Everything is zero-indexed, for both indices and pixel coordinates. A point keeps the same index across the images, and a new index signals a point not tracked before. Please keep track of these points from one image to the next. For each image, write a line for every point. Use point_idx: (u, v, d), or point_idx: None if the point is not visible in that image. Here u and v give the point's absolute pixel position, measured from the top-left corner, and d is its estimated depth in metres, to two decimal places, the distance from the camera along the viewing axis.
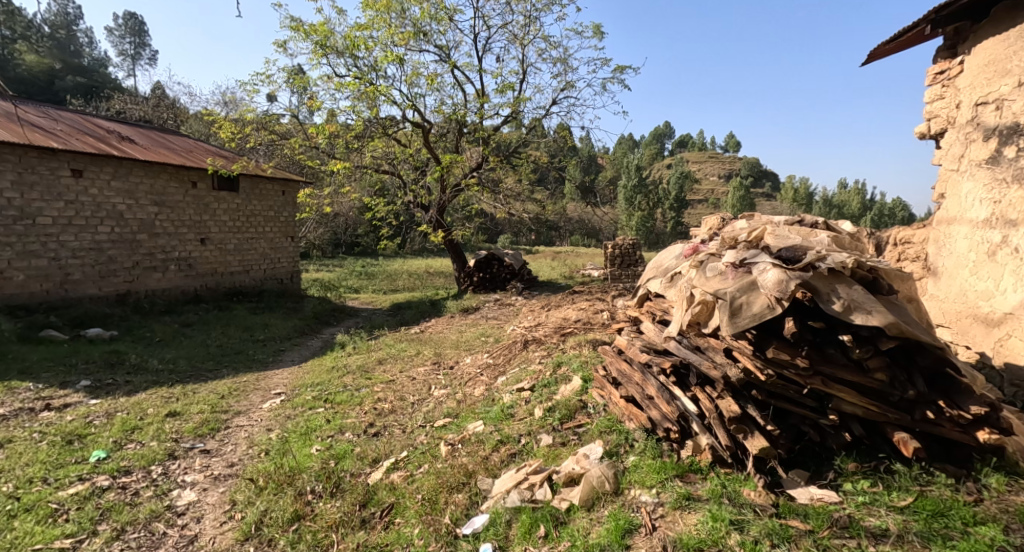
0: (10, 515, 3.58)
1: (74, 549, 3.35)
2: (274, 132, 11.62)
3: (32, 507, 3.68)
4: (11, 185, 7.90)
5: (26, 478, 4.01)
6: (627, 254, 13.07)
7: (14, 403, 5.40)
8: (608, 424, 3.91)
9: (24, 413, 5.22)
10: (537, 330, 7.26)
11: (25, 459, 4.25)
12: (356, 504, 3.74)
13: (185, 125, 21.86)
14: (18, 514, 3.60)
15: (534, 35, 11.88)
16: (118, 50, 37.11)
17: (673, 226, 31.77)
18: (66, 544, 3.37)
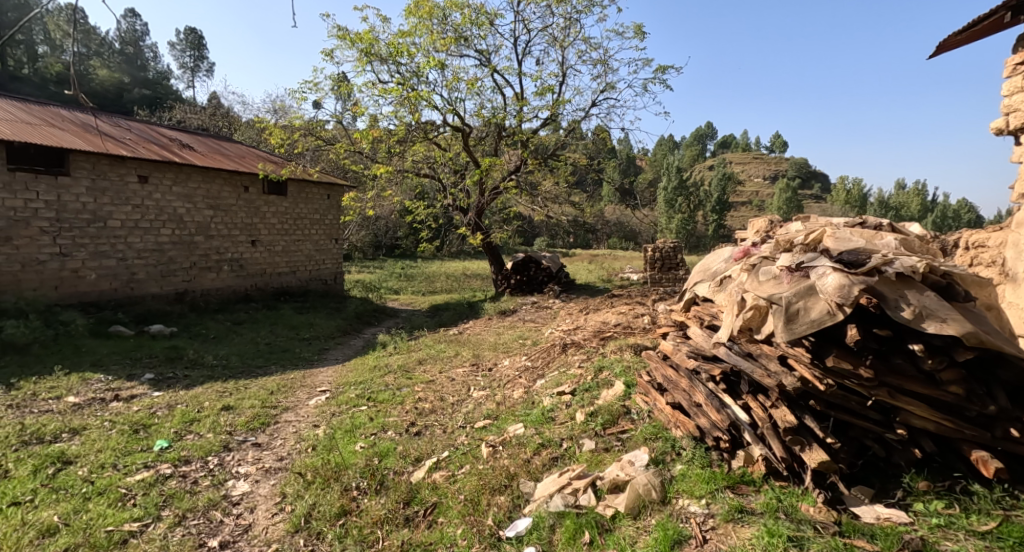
0: (85, 498, 3.79)
1: (140, 534, 3.50)
2: (320, 138, 11.93)
3: (104, 490, 3.88)
4: (86, 190, 8.40)
5: (98, 463, 4.24)
6: (668, 257, 12.81)
7: (87, 393, 5.74)
8: (654, 431, 3.84)
9: (96, 402, 5.53)
10: (576, 333, 7.21)
11: (96, 446, 4.49)
12: (400, 502, 3.78)
13: (239, 133, 22.83)
14: (92, 497, 3.80)
15: (574, 37, 11.85)
16: (178, 63, 39.15)
17: (715, 229, 31.01)
18: (134, 528, 3.53)
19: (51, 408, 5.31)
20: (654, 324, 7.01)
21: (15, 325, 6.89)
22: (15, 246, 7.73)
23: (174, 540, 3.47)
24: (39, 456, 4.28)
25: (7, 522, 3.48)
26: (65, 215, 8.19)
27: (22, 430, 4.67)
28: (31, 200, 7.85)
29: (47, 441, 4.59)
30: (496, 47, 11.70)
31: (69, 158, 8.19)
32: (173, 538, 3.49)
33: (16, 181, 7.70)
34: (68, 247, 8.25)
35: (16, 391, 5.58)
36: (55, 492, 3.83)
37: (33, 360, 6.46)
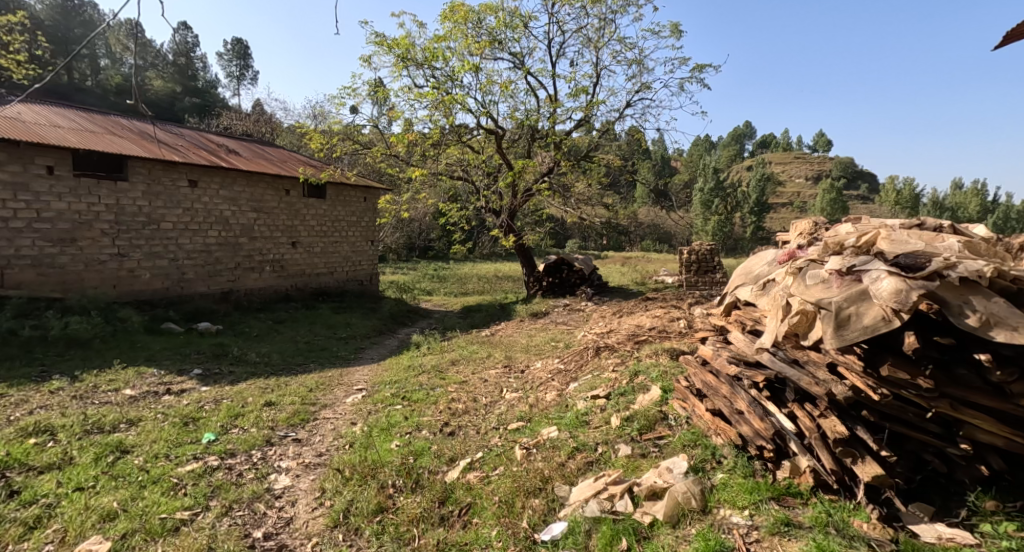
0: (141, 486, 3.94)
1: (191, 522, 3.61)
2: (357, 142, 12.15)
3: (158, 479, 4.03)
4: (142, 194, 8.78)
5: (152, 453, 4.40)
6: (704, 259, 12.53)
7: (142, 386, 5.98)
8: (692, 437, 3.75)
9: (150, 395, 5.76)
10: (609, 337, 7.11)
11: (150, 437, 4.67)
12: (435, 501, 3.79)
13: (281, 138, 23.52)
14: (147, 485, 3.95)
15: (609, 38, 11.75)
16: (225, 73, 40.64)
17: (753, 231, 30.19)
18: (185, 516, 3.64)
19: (109, 399, 5.55)
20: (690, 329, 6.85)
21: (79, 321, 7.25)
22: (78, 247, 8.14)
23: (221, 529, 3.56)
24: (100, 444, 4.47)
25: (71, 507, 3.64)
26: (123, 217, 8.58)
27: (84, 419, 4.89)
28: (93, 204, 8.25)
29: (106, 431, 4.80)
30: (531, 50, 11.69)
31: (127, 163, 8.58)
32: (220, 527, 3.59)
33: (80, 185, 8.10)
34: (125, 248, 8.64)
35: (78, 383, 5.86)
36: (113, 479, 3.99)
37: (92, 354, 6.77)
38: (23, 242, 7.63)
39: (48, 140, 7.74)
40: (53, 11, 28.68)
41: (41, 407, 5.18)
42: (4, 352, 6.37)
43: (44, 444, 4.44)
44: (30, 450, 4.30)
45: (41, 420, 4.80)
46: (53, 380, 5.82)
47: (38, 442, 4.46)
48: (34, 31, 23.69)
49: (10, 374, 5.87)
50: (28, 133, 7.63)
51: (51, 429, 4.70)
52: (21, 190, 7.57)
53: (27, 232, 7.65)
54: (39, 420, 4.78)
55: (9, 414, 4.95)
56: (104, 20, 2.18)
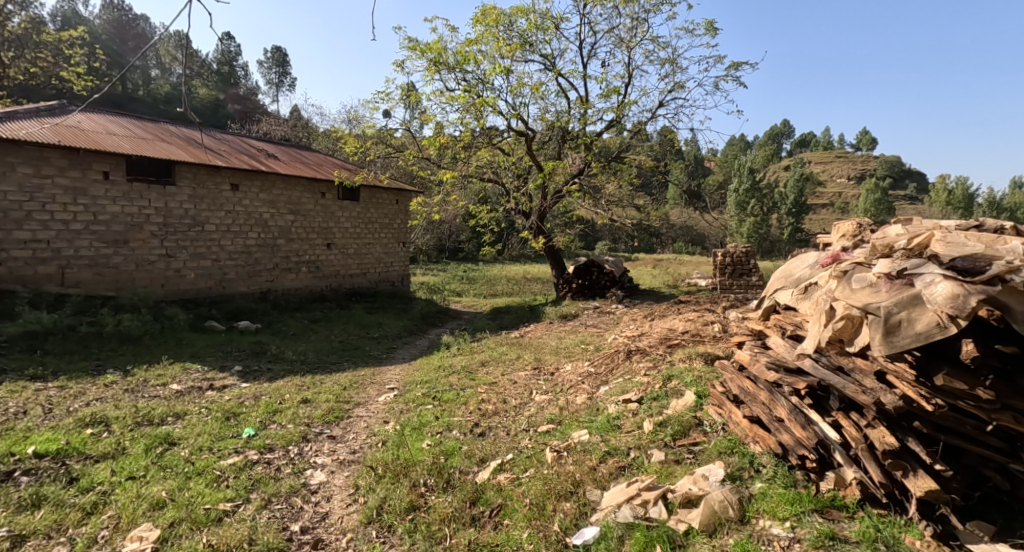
0: (187, 477, 4.06)
1: (233, 513, 3.70)
2: (390, 146, 12.32)
3: (202, 471, 4.14)
4: (188, 198, 9.08)
5: (197, 446, 4.53)
6: (739, 262, 12.24)
7: (186, 381, 6.18)
8: (729, 445, 3.64)
9: (194, 390, 5.94)
10: (641, 340, 7.01)
11: (195, 431, 4.81)
12: (466, 501, 3.79)
13: (316, 142, 24.06)
14: (193, 476, 4.07)
15: (642, 37, 11.60)
16: (265, 80, 41.83)
17: (791, 233, 29.36)
18: (228, 507, 3.74)
19: (157, 393, 5.75)
20: (725, 333, 6.69)
21: (130, 318, 7.55)
22: (130, 248, 8.47)
23: (261, 522, 3.63)
24: (150, 436, 4.63)
25: (124, 494, 3.78)
26: (171, 220, 8.89)
27: (135, 412, 5.07)
28: (144, 207, 8.57)
29: (155, 423, 4.97)
30: (562, 51, 11.64)
31: (175, 168, 8.89)
32: (260, 519, 3.66)
33: (133, 190, 8.44)
34: (173, 249, 8.96)
35: (130, 377, 6.09)
36: (162, 470, 4.12)
37: (142, 349, 7.02)
38: (81, 243, 7.99)
39: (104, 147, 8.09)
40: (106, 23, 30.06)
41: (96, 399, 5.40)
42: (63, 346, 6.66)
43: (98, 435, 4.62)
44: (87, 440, 4.48)
45: (97, 411, 5.00)
46: (108, 374, 6.07)
47: (94, 432, 4.65)
48: (90, 43, 24.86)
49: (68, 367, 6.14)
50: (85, 141, 8.00)
51: (106, 420, 4.89)
52: (80, 195, 7.93)
53: (85, 233, 8.01)
54: (94, 411, 4.98)
55: (67, 405, 5.17)
56: (156, 32, 2.28)
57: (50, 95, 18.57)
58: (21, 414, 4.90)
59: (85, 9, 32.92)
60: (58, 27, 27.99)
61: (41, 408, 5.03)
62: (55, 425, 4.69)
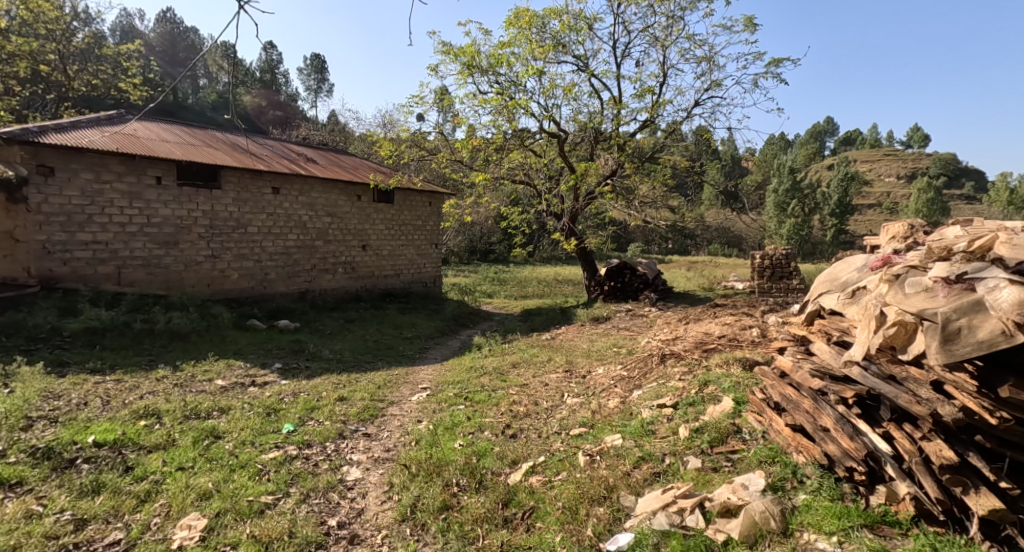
0: (231, 469, 4.16)
1: (275, 506, 3.77)
2: (424, 148, 12.43)
3: (245, 464, 4.24)
4: (232, 201, 9.36)
5: (240, 439, 4.65)
6: (779, 265, 11.90)
7: (230, 377, 6.36)
8: (770, 454, 3.53)
9: (238, 386, 6.11)
10: (675, 344, 6.86)
11: (238, 425, 4.93)
12: (498, 502, 3.77)
13: (352, 146, 24.54)
14: (237, 469, 4.17)
15: (677, 36, 11.40)
16: (304, 87, 42.94)
17: (833, 235, 28.39)
18: (269, 500, 3.81)
19: (204, 388, 5.94)
20: (764, 338, 6.49)
21: (179, 316, 7.82)
22: (180, 249, 8.79)
23: (300, 515, 3.69)
24: (197, 429, 4.77)
25: (174, 484, 3.90)
26: (216, 222, 9.18)
27: (183, 405, 5.24)
28: (193, 210, 8.88)
29: (202, 417, 5.12)
30: (596, 52, 11.55)
31: (221, 173, 9.18)
32: (300, 513, 3.73)
33: (183, 194, 8.76)
34: (218, 250, 9.25)
35: (178, 372, 6.31)
36: (209, 461, 4.24)
37: (189, 346, 7.26)
38: (136, 245, 8.33)
39: (158, 153, 8.43)
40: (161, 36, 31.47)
41: (148, 393, 5.60)
42: (119, 342, 6.94)
43: (151, 426, 4.79)
44: (141, 431, 4.65)
45: (149, 404, 5.18)
46: (159, 369, 6.29)
47: (147, 424, 4.82)
48: (145, 55, 26.07)
49: (123, 361, 6.41)
50: (140, 147, 8.34)
51: (157, 413, 5.07)
52: (135, 199, 8.27)
53: (139, 235, 8.35)
54: (147, 404, 5.17)
55: (123, 398, 5.37)
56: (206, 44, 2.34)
57: (109, 105, 19.51)
58: (82, 405, 5.12)
59: (140, 22, 34.46)
60: (117, 40, 29.45)
61: (100, 400, 5.25)
62: (112, 416, 4.89)
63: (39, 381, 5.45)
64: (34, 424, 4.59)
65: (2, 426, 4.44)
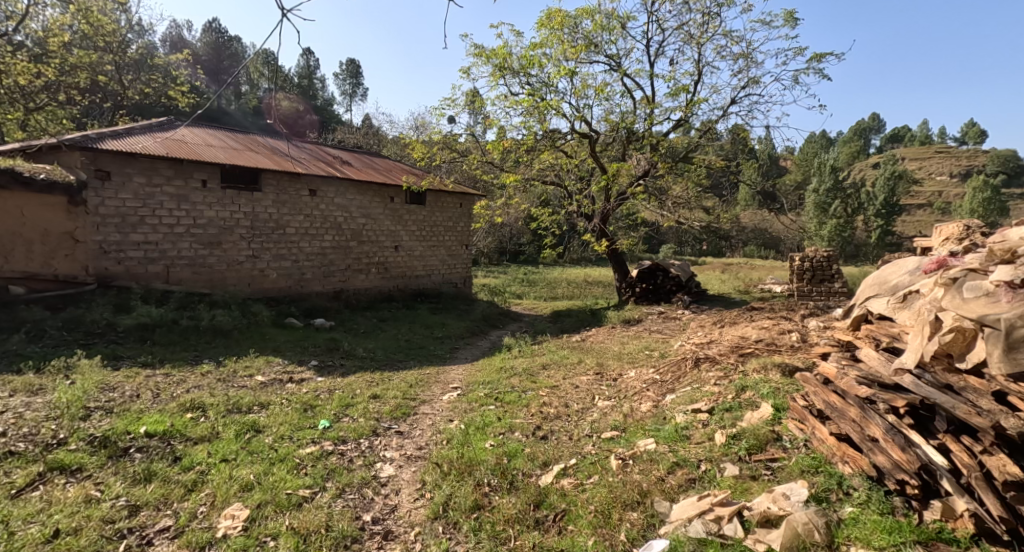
0: (271, 462, 4.25)
1: (312, 499, 3.84)
2: (456, 150, 12.49)
3: (284, 458, 4.33)
4: (272, 203, 9.61)
5: (279, 434, 4.76)
6: (820, 267, 11.51)
7: (270, 373, 6.53)
8: (813, 463, 3.39)
9: (277, 382, 6.26)
10: (710, 348, 6.71)
11: (277, 420, 5.04)
12: (530, 503, 3.74)
13: (385, 149, 24.88)
14: (276, 462, 4.26)
15: (713, 33, 11.17)
16: (340, 91, 43.77)
17: (878, 236, 27.33)
18: (306, 493, 3.88)
19: (245, 383, 6.10)
20: (805, 343, 6.27)
21: (222, 314, 8.08)
22: (223, 249, 9.06)
23: (336, 510, 3.75)
24: (239, 423, 4.89)
25: (218, 475, 4.01)
26: (258, 223, 9.44)
27: (227, 400, 5.39)
28: (235, 212, 9.14)
29: (244, 411, 5.26)
30: (628, 51, 11.44)
31: (262, 176, 9.43)
32: (336, 507, 3.78)
33: (225, 197, 9.02)
34: (258, 250, 9.50)
35: (222, 367, 6.51)
36: (250, 454, 4.35)
37: (231, 343, 7.47)
38: (183, 245, 8.63)
39: (204, 158, 8.72)
40: (207, 45, 32.60)
41: (193, 387, 5.78)
42: (168, 337, 7.20)
43: (197, 419, 4.94)
44: (187, 423, 4.80)
45: (196, 397, 5.35)
46: (204, 364, 6.51)
47: (193, 417, 4.98)
48: (192, 63, 27.05)
49: (171, 356, 6.64)
50: (188, 152, 8.65)
51: (203, 406, 5.23)
52: (182, 202, 8.56)
53: (186, 236, 8.64)
54: (193, 397, 5.33)
55: (171, 391, 5.56)
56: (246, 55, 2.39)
57: (159, 112, 20.28)
58: (134, 397, 5.32)
59: (187, 32, 35.78)
60: (168, 50, 30.62)
61: (151, 393, 5.44)
62: (161, 409, 5.06)
63: (95, 373, 5.69)
64: (91, 414, 4.79)
65: (62, 415, 4.65)
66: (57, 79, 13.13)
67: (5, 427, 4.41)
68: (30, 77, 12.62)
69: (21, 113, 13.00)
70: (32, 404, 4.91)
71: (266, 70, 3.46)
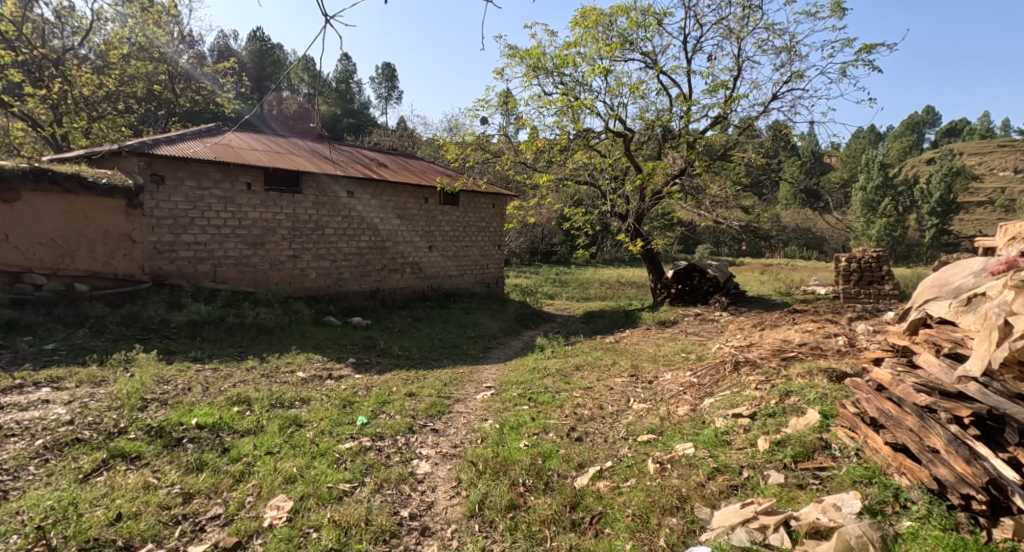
0: (312, 456, 4.34)
1: (352, 494, 3.90)
2: (489, 151, 12.49)
3: (325, 452, 4.42)
4: (312, 204, 9.84)
5: (320, 429, 4.85)
6: (868, 269, 11.03)
7: (310, 369, 6.68)
8: (867, 474, 3.25)
9: (316, 378, 6.40)
10: (750, 351, 6.51)
11: (318, 415, 5.14)
12: (566, 505, 3.71)
13: (420, 150, 25.18)
14: (317, 456, 4.34)
15: (754, 26, 10.87)
16: (375, 95, 44.42)
17: (932, 236, 26.08)
18: (347, 488, 3.94)
19: (287, 379, 6.26)
20: (852, 347, 6.02)
21: (265, 311, 8.32)
22: (266, 249, 9.32)
23: (375, 505, 3.79)
24: (282, 417, 5.01)
25: (263, 467, 4.11)
26: (299, 224, 9.68)
27: (270, 394, 5.53)
28: (278, 213, 9.40)
29: (286, 406, 5.39)
30: (665, 48, 11.28)
31: (302, 179, 9.66)
32: (374, 502, 3.82)
33: (269, 198, 9.29)
34: (299, 250, 9.74)
35: (265, 363, 6.69)
36: (293, 448, 4.45)
37: (274, 340, 7.67)
38: (229, 245, 8.91)
39: (249, 161, 8.97)
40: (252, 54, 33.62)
41: (240, 381, 5.96)
42: (216, 333, 7.44)
43: (243, 412, 5.08)
44: (235, 416, 4.95)
45: (242, 392, 5.51)
46: (248, 360, 6.70)
47: (240, 410, 5.13)
48: (239, 70, 27.96)
49: (219, 352, 6.87)
50: (233, 156, 8.92)
51: (248, 400, 5.38)
52: (228, 204, 8.83)
53: (232, 236, 8.93)
54: (240, 391, 5.50)
55: (219, 385, 5.74)
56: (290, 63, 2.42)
57: (208, 119, 21.01)
58: (186, 390, 5.51)
59: (233, 43, 37.03)
60: (215, 60, 31.46)
61: (200, 386, 5.63)
62: (210, 402, 5.24)
63: (151, 366, 5.93)
64: (148, 405, 4.99)
65: (122, 406, 4.86)
66: (117, 90, 13.86)
67: (71, 415, 4.64)
68: (92, 88, 13.34)
69: (85, 121, 13.77)
70: (95, 394, 5.15)
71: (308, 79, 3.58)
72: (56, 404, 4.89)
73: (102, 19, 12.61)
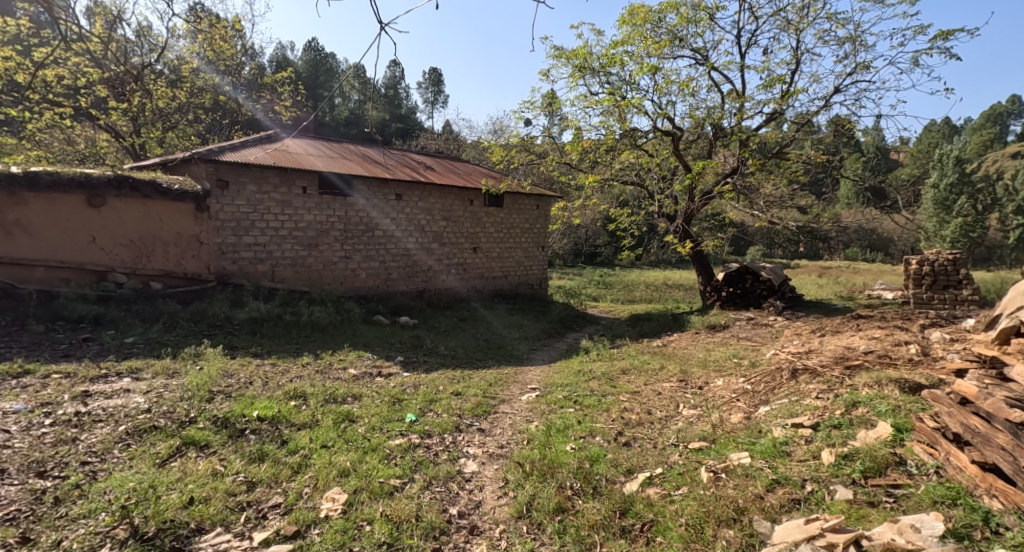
0: (364, 451, 4.41)
1: (403, 489, 3.93)
2: (533, 153, 12.37)
3: (376, 447, 4.48)
4: (363, 207, 10.06)
5: (371, 424, 4.93)
6: (943, 272, 10.34)
7: (360, 366, 6.81)
8: (950, 494, 3.03)
9: (366, 375, 6.52)
10: (809, 358, 6.18)
11: (369, 411, 5.23)
12: (615, 511, 3.62)
13: (466, 153, 25.41)
14: (369, 451, 4.41)
15: (815, 17, 10.40)
16: (423, 100, 45.19)
17: (1018, 236, 24.10)
18: (397, 483, 3.98)
19: (339, 375, 6.42)
20: (926, 356, 5.62)
21: (320, 310, 8.56)
22: (320, 251, 9.60)
23: (425, 501, 3.81)
24: (335, 412, 5.13)
25: (319, 460, 4.21)
26: (350, 226, 9.92)
27: (325, 390, 5.67)
28: (331, 216, 9.68)
29: (339, 402, 5.51)
30: (717, 43, 10.95)
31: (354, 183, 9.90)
32: (424, 498, 3.84)
33: (323, 201, 9.57)
34: (350, 251, 9.98)
35: (319, 359, 6.88)
36: (346, 442, 4.53)
37: (328, 337, 7.88)
38: (286, 246, 9.22)
39: (304, 166, 9.26)
40: (307, 63, 34.86)
41: (296, 377, 6.15)
42: (275, 330, 7.72)
43: (299, 407, 5.24)
44: (292, 410, 5.09)
45: (298, 387, 5.67)
46: (304, 356, 6.92)
47: (296, 404, 5.28)
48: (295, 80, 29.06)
49: (277, 348, 7.11)
50: (290, 161, 9.22)
51: (304, 395, 5.54)
52: (286, 207, 9.15)
53: (289, 239, 9.23)
54: (296, 386, 5.66)
55: (277, 380, 5.94)
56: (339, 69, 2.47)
57: None
58: (247, 384, 5.72)
59: (291, 53, 38.51)
60: (274, 70, 32.76)
61: (261, 380, 5.85)
62: (270, 395, 5.42)
63: (218, 360, 6.22)
64: (214, 397, 5.22)
65: (192, 396, 5.10)
66: (187, 101, 14.65)
67: (149, 404, 4.90)
68: (166, 100, 14.18)
69: (160, 131, 14.62)
70: (170, 385, 5.42)
71: (358, 84, 3.63)
72: (136, 393, 5.18)
73: (174, 36, 13.35)
